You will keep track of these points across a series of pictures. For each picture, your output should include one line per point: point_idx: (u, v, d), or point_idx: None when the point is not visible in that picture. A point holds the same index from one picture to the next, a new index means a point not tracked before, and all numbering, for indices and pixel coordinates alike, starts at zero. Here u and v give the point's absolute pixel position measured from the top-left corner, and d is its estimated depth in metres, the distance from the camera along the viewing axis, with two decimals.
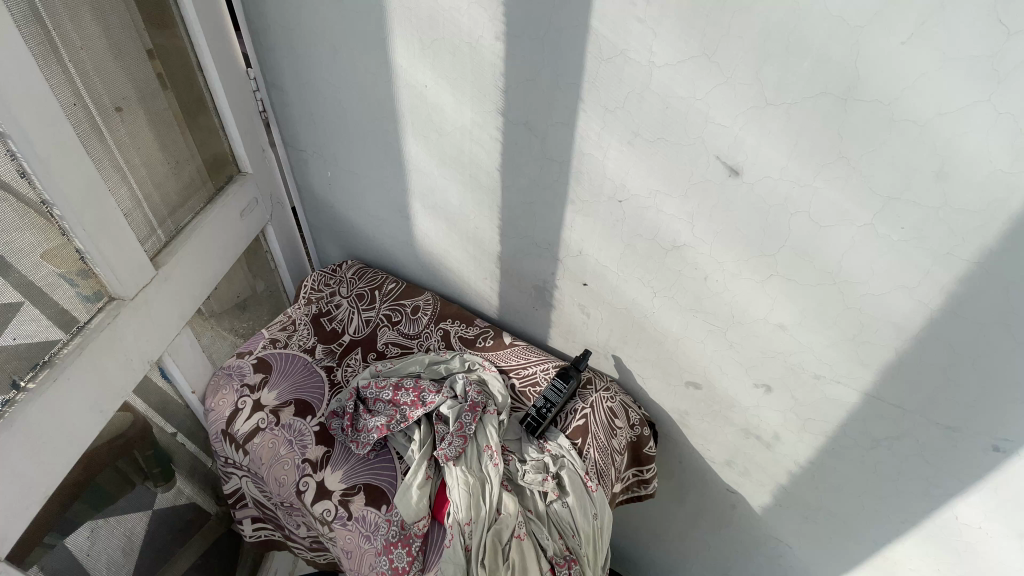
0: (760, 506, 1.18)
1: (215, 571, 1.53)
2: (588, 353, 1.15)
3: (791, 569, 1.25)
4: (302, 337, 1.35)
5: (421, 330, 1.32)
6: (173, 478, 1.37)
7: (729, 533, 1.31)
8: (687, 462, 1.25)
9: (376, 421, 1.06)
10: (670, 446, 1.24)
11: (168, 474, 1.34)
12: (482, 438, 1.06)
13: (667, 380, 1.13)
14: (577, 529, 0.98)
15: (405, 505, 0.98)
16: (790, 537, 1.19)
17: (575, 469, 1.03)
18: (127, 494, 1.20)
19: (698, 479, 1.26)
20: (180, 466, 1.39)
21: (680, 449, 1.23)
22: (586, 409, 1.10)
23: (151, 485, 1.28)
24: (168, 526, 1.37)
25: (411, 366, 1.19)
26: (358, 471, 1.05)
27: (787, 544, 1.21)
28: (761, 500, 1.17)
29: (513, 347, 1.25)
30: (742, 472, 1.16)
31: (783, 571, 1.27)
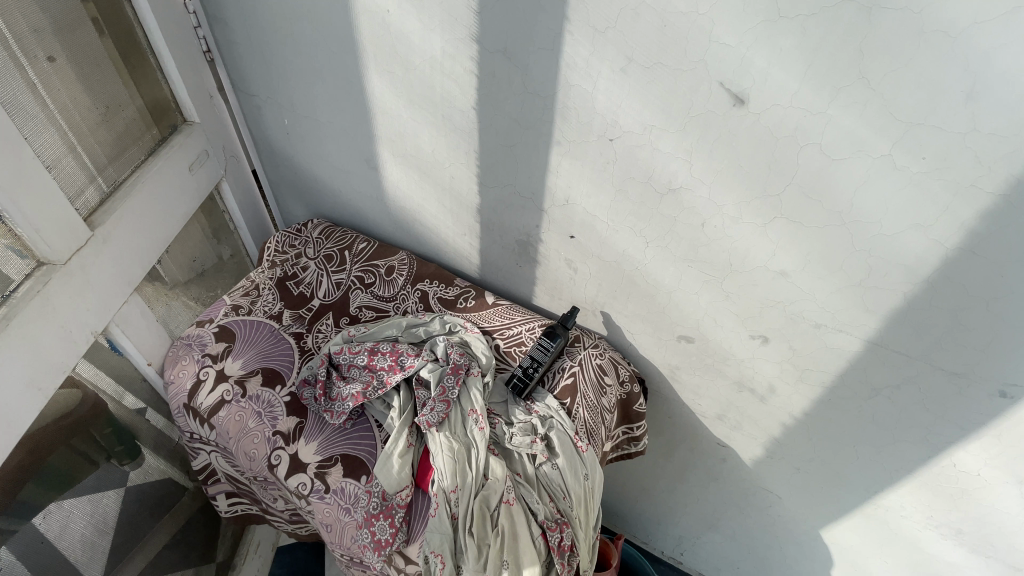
0: (750, 459, 1.17)
1: (195, 545, 1.48)
2: (575, 310, 1.07)
3: (777, 516, 1.26)
4: (268, 302, 1.25)
5: (396, 291, 1.22)
6: (140, 454, 1.29)
7: (718, 486, 1.30)
8: (678, 419, 1.21)
9: (350, 389, 0.98)
10: (660, 404, 1.20)
11: (134, 452, 1.25)
12: (466, 402, 0.99)
13: (659, 336, 1.07)
14: (568, 491, 0.93)
15: (387, 475, 0.91)
16: (778, 486, 1.19)
17: (564, 429, 0.98)
18: (89, 475, 1.12)
19: (689, 435, 1.23)
20: (147, 442, 1.30)
21: (670, 406, 1.19)
22: (575, 367, 1.05)
23: (116, 464, 1.20)
24: (139, 503, 1.29)
25: (388, 330, 1.11)
26: (335, 442, 0.98)
27: (776, 493, 1.21)
28: (752, 453, 1.15)
29: (496, 306, 1.17)
30: (732, 426, 1.13)
31: (771, 519, 1.28)
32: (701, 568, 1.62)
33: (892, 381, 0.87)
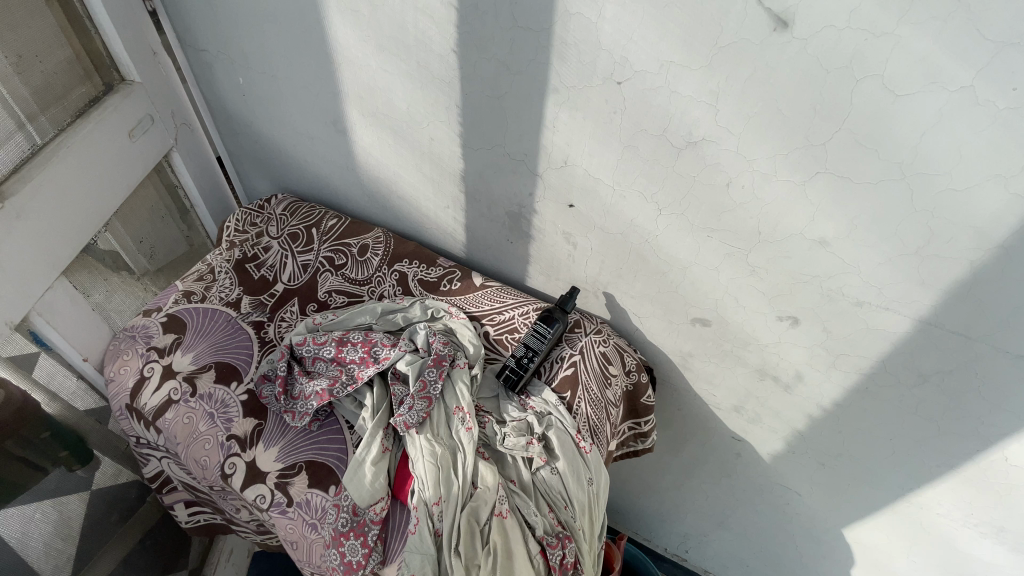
0: (768, 454, 1.05)
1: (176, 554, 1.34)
2: (575, 291, 0.94)
3: (795, 515, 1.15)
4: (225, 288, 1.10)
5: (370, 274, 1.08)
6: (92, 458, 1.13)
7: (730, 483, 1.19)
8: (688, 412, 1.09)
9: (314, 386, 0.85)
10: (669, 395, 1.08)
11: (89, 455, 1.11)
12: (451, 398, 0.86)
13: (670, 319, 0.94)
14: (570, 499, 0.80)
15: (359, 486, 0.78)
16: (797, 483, 1.07)
17: (564, 428, 0.85)
18: (37, 482, 0.98)
19: (700, 430, 1.11)
20: (104, 445, 1.16)
21: (679, 397, 1.07)
22: (575, 356, 0.92)
23: (68, 468, 1.06)
24: (92, 513, 1.13)
25: (360, 318, 0.97)
26: (299, 447, 0.85)
27: (795, 491, 1.10)
28: (771, 447, 1.03)
29: (484, 289, 1.03)
30: (751, 419, 1.01)
31: (788, 518, 1.17)
32: (707, 567, 1.51)
33: (943, 366, 0.75)
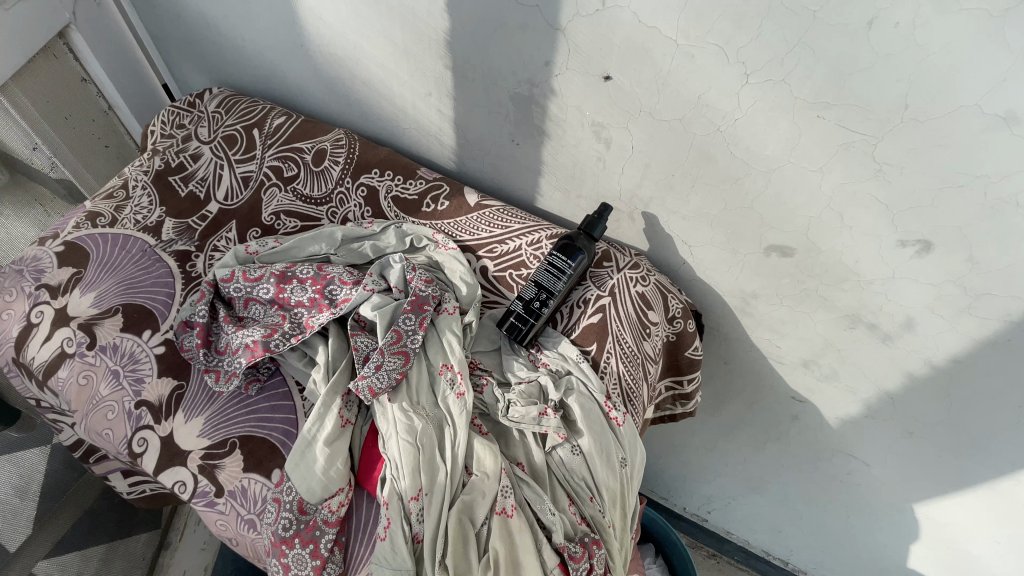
0: (836, 417, 0.84)
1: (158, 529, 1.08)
2: (609, 208, 0.67)
3: (854, 487, 0.96)
4: (143, 207, 0.85)
5: (330, 189, 0.81)
6: (19, 418, 0.93)
7: (779, 448, 0.99)
8: (739, 367, 0.87)
9: (244, 337, 0.61)
10: (717, 346, 0.85)
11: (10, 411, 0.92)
12: (435, 353, 0.63)
13: (733, 246, 0.69)
14: (598, 488, 0.59)
15: (310, 476, 0.55)
16: (867, 453, 0.87)
17: (589, 393, 0.63)
18: None
19: (751, 388, 0.89)
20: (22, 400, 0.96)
21: (729, 347, 0.84)
22: (604, 299, 0.67)
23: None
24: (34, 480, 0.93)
25: (313, 247, 0.71)
26: (230, 418, 0.62)
27: (862, 461, 0.90)
28: (844, 410, 0.82)
29: (481, 209, 0.75)
30: (823, 376, 0.79)
31: (844, 491, 0.98)
32: (731, 529, 1.35)
33: None
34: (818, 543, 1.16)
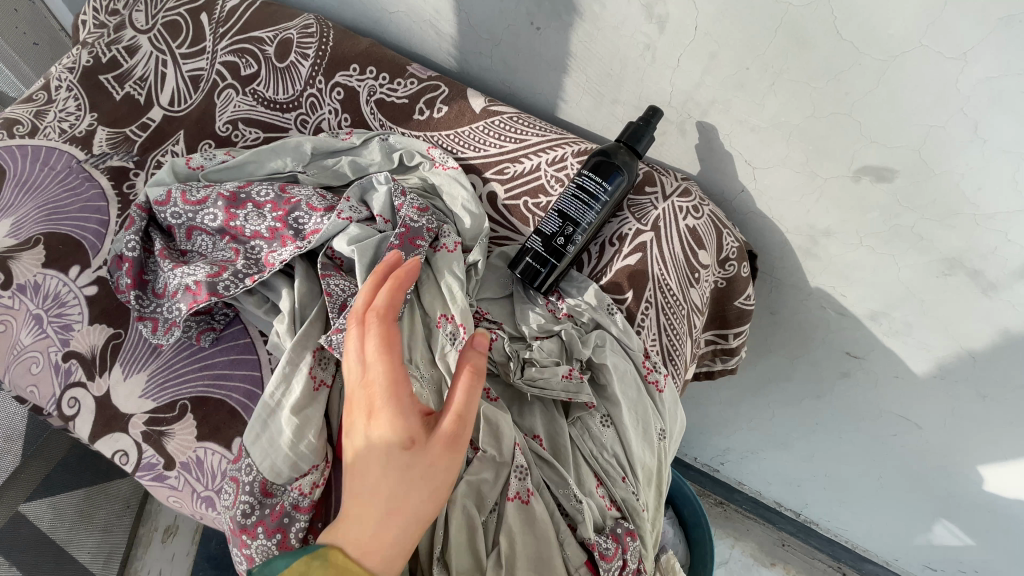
0: (898, 376, 0.72)
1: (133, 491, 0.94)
2: (658, 114, 0.51)
3: (897, 450, 0.86)
4: (71, 114, 0.69)
5: (298, 91, 0.64)
6: None
7: (817, 405, 0.88)
8: (788, 317, 0.74)
9: (182, 276, 0.47)
10: (766, 292, 0.72)
11: None
12: (432, 299, 0.49)
13: (813, 166, 0.54)
14: (632, 466, 0.47)
15: (274, 451, 0.43)
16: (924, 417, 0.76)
17: (623, 351, 0.51)
18: None
19: (799, 340, 0.77)
20: None
21: (780, 293, 0.71)
22: (644, 235, 0.54)
23: None
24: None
25: (275, 162, 0.56)
26: (179, 375, 0.50)
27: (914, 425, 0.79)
28: (909, 369, 0.70)
29: (490, 117, 0.58)
30: (892, 332, 0.66)
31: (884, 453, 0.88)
32: (742, 480, 1.27)
33: None
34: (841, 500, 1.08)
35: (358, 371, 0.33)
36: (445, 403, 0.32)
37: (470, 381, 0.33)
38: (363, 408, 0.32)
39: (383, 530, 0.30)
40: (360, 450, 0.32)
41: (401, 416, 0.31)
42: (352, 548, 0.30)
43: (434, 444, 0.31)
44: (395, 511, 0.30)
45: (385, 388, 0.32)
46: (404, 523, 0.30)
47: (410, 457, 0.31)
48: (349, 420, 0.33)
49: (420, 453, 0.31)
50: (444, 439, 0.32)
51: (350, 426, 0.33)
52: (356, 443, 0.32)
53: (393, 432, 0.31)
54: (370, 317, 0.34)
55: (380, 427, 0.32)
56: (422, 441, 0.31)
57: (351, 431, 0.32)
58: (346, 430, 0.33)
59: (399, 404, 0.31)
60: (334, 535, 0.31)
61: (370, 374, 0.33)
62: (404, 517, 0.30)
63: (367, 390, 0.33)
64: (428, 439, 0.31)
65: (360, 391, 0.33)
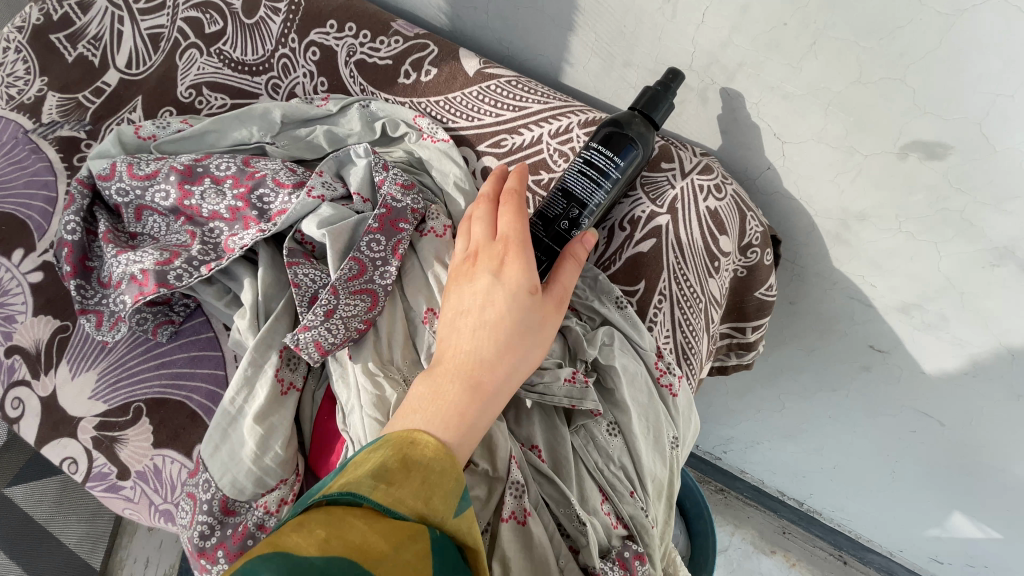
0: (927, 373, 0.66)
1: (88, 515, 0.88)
2: (680, 77, 0.44)
3: (917, 445, 0.80)
4: (17, 77, 0.62)
5: (268, 50, 0.57)
6: None
7: (834, 401, 0.83)
8: (809, 307, 0.68)
9: (128, 263, 0.40)
10: (787, 281, 0.66)
11: None
12: (416, 290, 0.43)
13: (852, 141, 0.47)
14: (641, 480, 0.42)
15: (236, 464, 0.38)
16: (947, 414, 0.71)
17: (634, 351, 0.45)
18: None
19: (820, 331, 0.71)
20: None
21: (802, 282, 0.64)
22: (659, 218, 0.47)
23: None
24: None
25: (239, 131, 0.49)
26: (133, 374, 0.45)
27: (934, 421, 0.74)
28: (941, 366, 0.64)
29: (485, 81, 0.51)
30: (924, 325, 0.60)
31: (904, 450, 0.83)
32: (745, 468, 1.17)
33: None
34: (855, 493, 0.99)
35: (484, 228, 0.40)
36: (556, 272, 0.39)
37: (576, 261, 0.40)
38: (491, 257, 0.38)
39: (495, 368, 0.35)
40: (483, 297, 0.37)
41: (529, 271, 0.37)
42: (465, 376, 0.34)
43: (546, 303, 0.38)
44: (506, 358, 0.35)
45: (516, 243, 0.38)
46: (511, 372, 0.35)
47: (527, 316, 0.36)
48: (470, 261, 0.39)
49: (535, 309, 0.37)
50: (552, 299, 0.38)
51: (471, 266, 0.39)
52: (478, 285, 0.37)
53: (521, 282, 0.37)
54: (510, 196, 0.40)
55: (507, 280, 0.37)
56: (538, 300, 0.37)
57: (473, 271, 0.38)
58: (465, 270, 0.39)
59: (526, 258, 0.37)
60: (446, 365, 0.35)
61: (501, 232, 0.39)
62: (512, 366, 0.35)
63: (498, 240, 0.39)
64: (542, 299, 0.37)
65: (487, 243, 0.39)
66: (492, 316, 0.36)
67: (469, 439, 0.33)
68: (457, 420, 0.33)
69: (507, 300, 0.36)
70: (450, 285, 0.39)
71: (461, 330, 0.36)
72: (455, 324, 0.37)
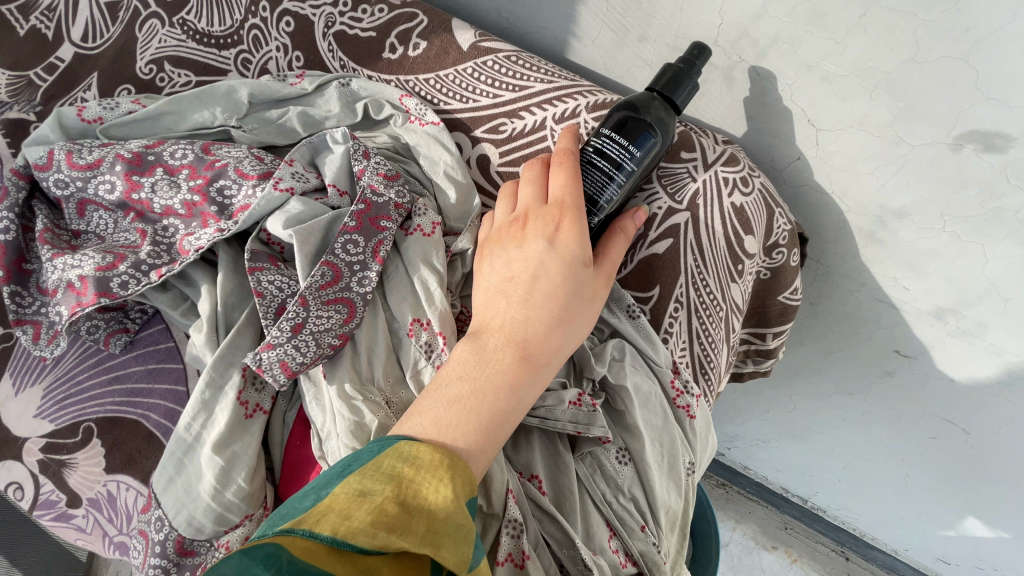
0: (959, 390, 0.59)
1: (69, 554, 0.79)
2: (707, 53, 0.37)
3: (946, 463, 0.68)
4: None
5: (236, 20, 0.50)
6: None
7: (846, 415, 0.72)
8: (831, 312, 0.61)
9: (65, 266, 0.35)
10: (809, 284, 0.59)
11: None
12: (400, 299, 0.38)
13: (899, 129, 0.40)
14: (653, 514, 0.38)
15: (193, 500, 0.33)
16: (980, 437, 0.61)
17: (647, 368, 0.40)
18: None
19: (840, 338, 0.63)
20: None
21: (826, 285, 0.58)
22: (678, 216, 0.42)
23: None
24: None
25: (200, 113, 0.43)
26: (83, 390, 0.40)
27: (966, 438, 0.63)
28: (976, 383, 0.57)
29: (482, 57, 0.45)
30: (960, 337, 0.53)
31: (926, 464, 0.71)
32: (750, 464, 0.96)
33: None
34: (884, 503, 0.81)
35: (535, 189, 0.37)
36: (605, 244, 0.37)
37: (625, 235, 0.38)
38: (543, 222, 0.35)
39: (545, 341, 0.33)
40: (533, 266, 0.34)
41: (584, 242, 0.34)
42: (515, 349, 0.32)
43: (598, 278, 0.35)
44: (557, 335, 0.33)
45: (571, 210, 0.34)
46: (562, 348, 0.33)
47: (580, 291, 0.34)
48: (518, 226, 0.36)
49: (588, 285, 0.34)
50: (602, 272, 0.36)
51: (520, 231, 0.35)
52: (528, 252, 0.34)
53: (574, 253, 0.34)
54: (562, 154, 0.36)
55: (561, 249, 0.34)
56: (591, 273, 0.34)
57: (522, 236, 0.35)
58: (512, 234, 0.36)
59: (582, 229, 0.34)
60: (495, 335, 0.33)
61: (554, 196, 0.35)
62: (563, 342, 0.33)
63: (550, 202, 0.35)
64: (595, 273, 0.35)
65: (538, 207, 0.36)
66: (544, 288, 0.33)
67: (514, 414, 0.31)
68: (506, 393, 0.31)
69: (561, 272, 0.33)
70: (495, 249, 0.36)
71: (510, 298, 0.34)
72: (499, 292, 0.34)
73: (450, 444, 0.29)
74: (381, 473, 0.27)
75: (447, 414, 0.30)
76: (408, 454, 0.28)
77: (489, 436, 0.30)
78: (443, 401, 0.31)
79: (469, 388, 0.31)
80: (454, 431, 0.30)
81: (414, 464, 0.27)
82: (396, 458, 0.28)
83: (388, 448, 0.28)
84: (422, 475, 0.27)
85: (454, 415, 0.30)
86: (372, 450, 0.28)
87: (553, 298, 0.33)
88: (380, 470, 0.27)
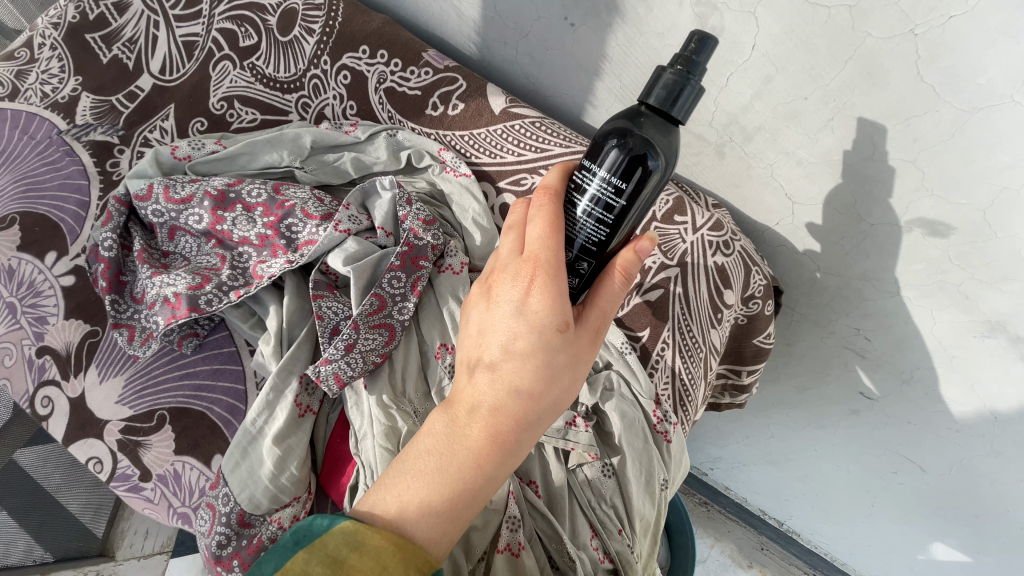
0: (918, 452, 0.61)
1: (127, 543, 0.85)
2: (707, 40, 0.34)
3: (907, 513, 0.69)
4: (50, 72, 0.63)
5: (300, 72, 0.58)
6: None
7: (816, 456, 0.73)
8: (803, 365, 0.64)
9: (162, 283, 0.43)
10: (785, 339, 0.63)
11: None
12: (429, 325, 0.45)
13: (861, 211, 0.44)
14: (630, 520, 0.44)
15: (253, 482, 0.40)
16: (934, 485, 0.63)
17: (633, 398, 0.47)
18: None
19: (811, 387, 0.65)
20: None
21: (796, 343, 0.62)
22: (669, 270, 0.50)
23: None
24: None
25: (270, 155, 0.51)
26: (157, 382, 0.48)
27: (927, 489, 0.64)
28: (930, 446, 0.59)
29: (511, 121, 0.51)
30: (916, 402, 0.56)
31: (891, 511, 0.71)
32: (730, 484, 0.95)
33: None
34: (852, 534, 0.81)
35: (511, 243, 0.36)
36: (594, 294, 0.36)
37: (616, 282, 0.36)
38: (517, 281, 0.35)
39: (513, 413, 0.33)
40: (505, 333, 0.34)
41: (557, 302, 0.33)
42: (485, 423, 0.33)
43: (580, 336, 0.35)
44: (531, 404, 0.33)
45: (544, 267, 0.34)
46: (533, 417, 0.34)
47: (553, 356, 0.33)
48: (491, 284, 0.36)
49: (563, 347, 0.34)
50: (586, 329, 0.35)
51: (492, 291, 0.36)
52: (499, 317, 0.34)
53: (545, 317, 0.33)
54: (538, 201, 0.35)
55: (530, 316, 0.33)
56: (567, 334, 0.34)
57: (494, 297, 0.35)
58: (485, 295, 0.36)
59: (552, 290, 0.33)
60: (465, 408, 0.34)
61: (529, 250, 0.35)
62: (537, 414, 0.34)
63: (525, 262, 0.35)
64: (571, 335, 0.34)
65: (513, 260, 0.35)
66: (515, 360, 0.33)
67: (486, 486, 0.32)
68: (473, 468, 0.32)
69: (531, 339, 0.33)
70: (472, 306, 0.37)
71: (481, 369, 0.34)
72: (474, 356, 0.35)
73: (409, 527, 0.30)
74: (328, 553, 0.26)
75: (412, 488, 0.31)
76: (355, 536, 0.27)
77: (451, 517, 0.31)
78: (410, 477, 0.32)
79: (435, 460, 0.32)
80: (416, 511, 0.30)
81: (359, 549, 0.26)
82: (341, 537, 0.27)
83: (338, 524, 0.27)
84: (364, 563, 0.26)
85: (418, 494, 0.31)
86: (323, 520, 0.27)
87: (521, 368, 0.33)
88: (327, 551, 0.26)
